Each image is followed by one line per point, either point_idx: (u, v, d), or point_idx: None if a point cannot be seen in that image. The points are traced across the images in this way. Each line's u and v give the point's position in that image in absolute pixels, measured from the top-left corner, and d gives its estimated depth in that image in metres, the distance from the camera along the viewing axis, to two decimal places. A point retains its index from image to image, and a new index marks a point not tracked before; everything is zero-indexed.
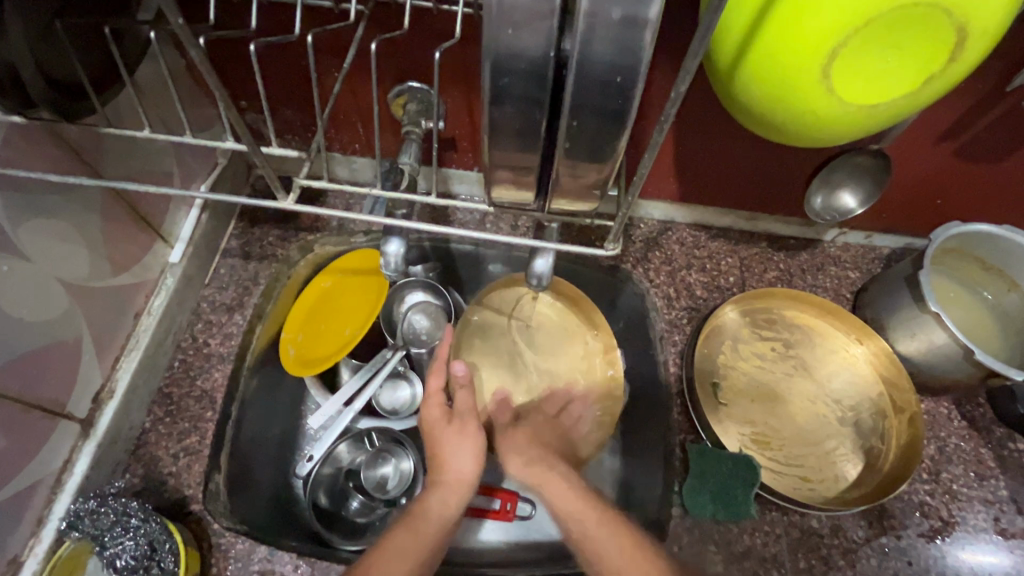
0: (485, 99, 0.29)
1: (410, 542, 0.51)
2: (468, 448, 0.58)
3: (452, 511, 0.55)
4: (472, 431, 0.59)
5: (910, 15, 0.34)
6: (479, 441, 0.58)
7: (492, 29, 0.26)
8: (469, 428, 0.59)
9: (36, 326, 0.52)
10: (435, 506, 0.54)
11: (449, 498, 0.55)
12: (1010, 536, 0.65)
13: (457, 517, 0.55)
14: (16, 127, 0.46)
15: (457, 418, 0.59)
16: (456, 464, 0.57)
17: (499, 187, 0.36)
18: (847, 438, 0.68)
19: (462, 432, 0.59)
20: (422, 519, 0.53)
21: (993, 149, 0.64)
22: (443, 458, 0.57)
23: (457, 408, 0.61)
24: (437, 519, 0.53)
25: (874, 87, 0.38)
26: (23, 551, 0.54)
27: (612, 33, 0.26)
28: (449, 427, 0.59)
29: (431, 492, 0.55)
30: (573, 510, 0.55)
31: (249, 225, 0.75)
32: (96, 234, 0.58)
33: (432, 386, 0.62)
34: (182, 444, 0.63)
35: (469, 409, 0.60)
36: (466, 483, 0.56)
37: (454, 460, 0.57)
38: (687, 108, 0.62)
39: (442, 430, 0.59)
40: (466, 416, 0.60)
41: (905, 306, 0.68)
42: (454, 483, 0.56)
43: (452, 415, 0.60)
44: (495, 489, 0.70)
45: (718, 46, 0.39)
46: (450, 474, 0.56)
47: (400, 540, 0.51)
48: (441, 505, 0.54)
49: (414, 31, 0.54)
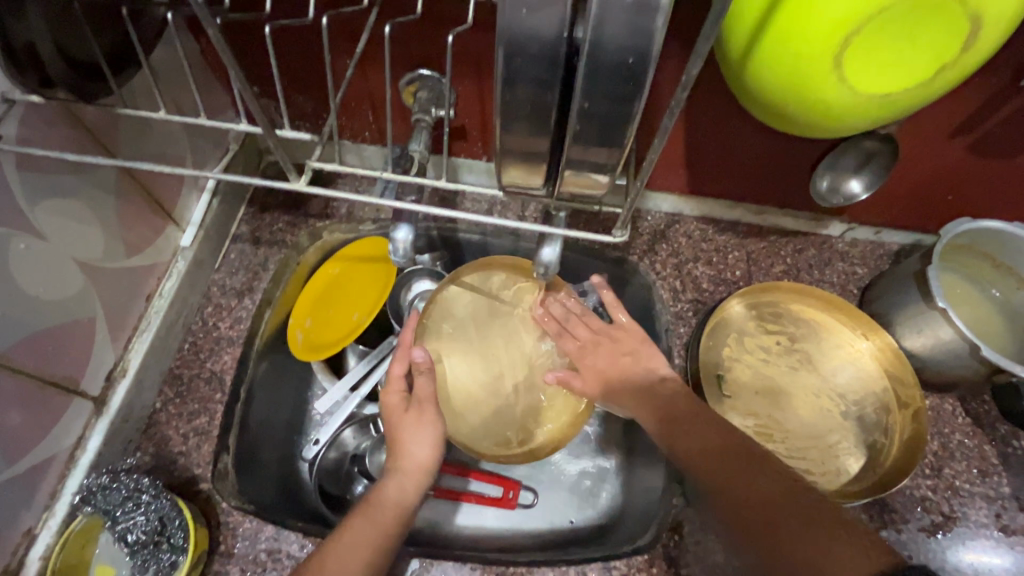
0: (499, 81, 0.29)
1: (368, 530, 0.52)
2: (428, 435, 0.59)
3: (410, 498, 0.56)
4: (432, 419, 0.59)
5: (924, 2, 0.34)
6: (438, 429, 0.59)
7: (508, 11, 0.27)
8: (429, 415, 0.59)
9: (52, 304, 0.53)
10: (393, 494, 0.55)
11: (408, 486, 0.57)
12: (1012, 532, 0.65)
13: (415, 502, 0.57)
14: (33, 107, 0.47)
15: (416, 406, 0.60)
16: (413, 453, 0.58)
17: (509, 171, 0.37)
18: (850, 433, 0.68)
19: (420, 421, 0.59)
20: (380, 509, 0.54)
21: (1008, 144, 0.63)
22: (403, 445, 0.58)
23: (416, 395, 0.60)
24: (395, 509, 0.55)
25: (886, 76, 0.37)
26: (37, 524, 0.56)
27: (625, 15, 0.26)
28: (408, 415, 0.59)
29: (390, 480, 0.56)
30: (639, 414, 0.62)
31: (259, 210, 0.75)
32: (110, 215, 0.59)
33: (394, 372, 0.61)
34: (191, 424, 0.64)
35: (429, 397, 0.60)
36: (424, 470, 0.58)
37: (414, 448, 0.58)
38: (696, 99, 0.62)
39: (403, 417, 0.59)
40: (426, 403, 0.60)
41: (912, 302, 0.68)
42: (413, 471, 0.57)
43: (411, 401, 0.60)
44: (469, 470, 0.72)
45: (731, 34, 0.39)
46: (409, 461, 0.58)
47: (360, 529, 0.52)
48: (398, 494, 0.56)
49: (427, 17, 0.54)
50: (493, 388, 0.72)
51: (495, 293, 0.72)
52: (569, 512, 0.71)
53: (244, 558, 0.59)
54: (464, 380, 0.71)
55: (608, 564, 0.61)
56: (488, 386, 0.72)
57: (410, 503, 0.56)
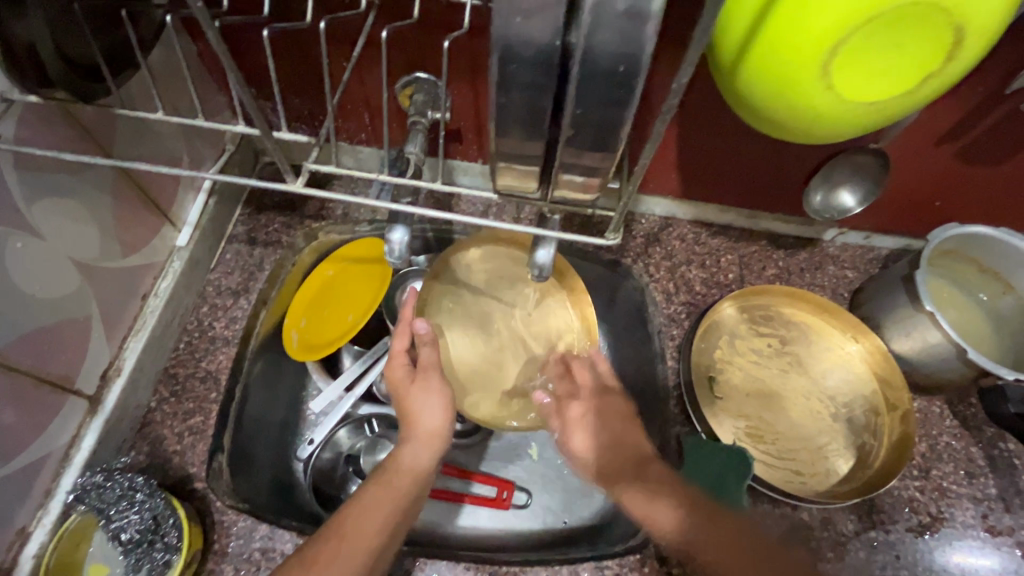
0: (493, 86, 0.30)
1: (386, 493, 0.54)
2: (436, 400, 0.60)
3: (425, 463, 0.58)
4: (437, 385, 0.60)
5: (910, 12, 0.35)
6: (444, 395, 0.60)
7: (502, 18, 0.27)
8: (434, 383, 0.60)
9: (47, 303, 0.53)
10: (407, 459, 0.57)
11: (422, 451, 0.58)
12: (998, 533, 0.66)
13: (429, 467, 0.58)
14: (31, 106, 0.47)
15: (421, 375, 0.60)
16: (424, 420, 0.59)
17: (504, 175, 0.37)
18: (840, 434, 0.69)
19: (428, 389, 0.60)
20: (395, 473, 0.56)
21: (993, 152, 0.64)
22: (413, 413, 0.59)
23: (420, 364, 0.60)
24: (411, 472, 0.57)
25: (872, 84, 0.38)
26: (31, 522, 0.56)
27: (617, 23, 0.26)
28: (415, 385, 0.60)
29: (404, 446, 0.58)
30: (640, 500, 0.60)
31: (255, 211, 0.76)
32: (107, 215, 0.59)
33: (395, 347, 0.61)
34: (186, 423, 0.64)
35: (433, 364, 0.61)
36: (437, 435, 0.59)
37: (424, 415, 0.59)
38: (689, 103, 0.63)
39: (412, 386, 0.60)
40: (430, 371, 0.60)
41: (901, 306, 0.69)
42: (426, 438, 0.58)
43: (416, 371, 0.61)
44: (473, 473, 0.73)
45: (722, 39, 0.40)
46: (421, 428, 0.58)
47: (377, 493, 0.54)
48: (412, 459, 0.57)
49: (423, 21, 0.55)
50: (494, 359, 0.73)
51: (491, 269, 0.75)
52: (562, 512, 0.72)
53: (239, 557, 0.60)
54: (466, 354, 0.73)
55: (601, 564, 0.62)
56: (490, 359, 0.74)
57: (426, 467, 0.58)
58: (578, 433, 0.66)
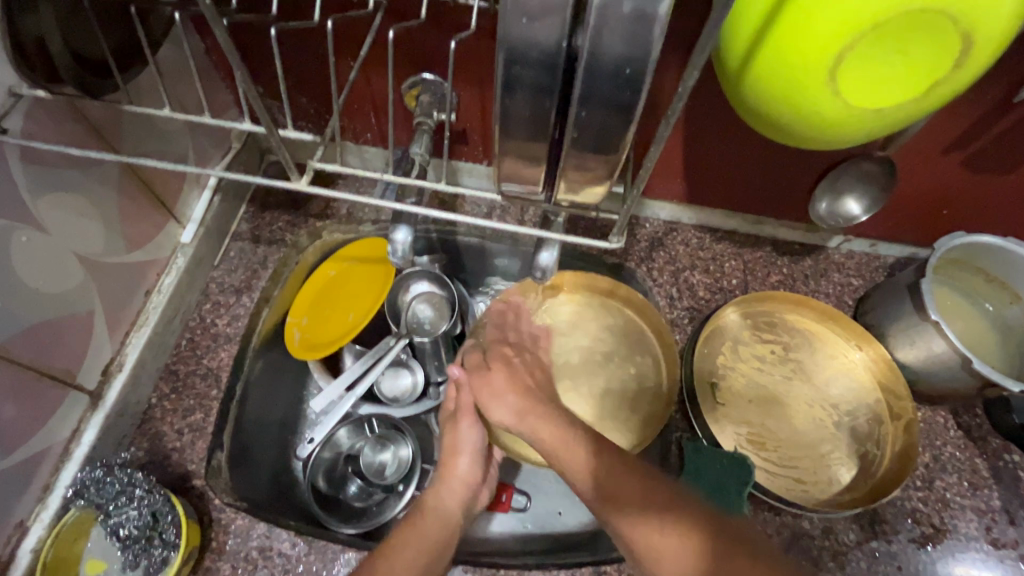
0: (498, 87, 0.30)
1: (414, 534, 0.55)
2: (466, 449, 0.62)
3: (451, 508, 0.59)
4: (469, 432, 0.63)
5: (917, 21, 0.34)
6: (479, 436, 0.63)
7: (508, 18, 0.27)
8: (465, 425, 0.63)
9: (50, 298, 0.53)
10: (431, 500, 0.60)
11: (447, 494, 0.60)
12: (1001, 546, 0.66)
13: (458, 514, 0.59)
14: (40, 102, 0.47)
15: (458, 416, 0.64)
16: (457, 466, 0.61)
17: (508, 176, 0.37)
18: (842, 443, 0.69)
19: (457, 428, 0.63)
20: (423, 515, 0.58)
21: (1002, 160, 0.64)
22: (443, 457, 0.62)
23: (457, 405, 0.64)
24: (439, 515, 0.58)
25: (880, 91, 0.38)
26: (29, 516, 0.56)
27: (624, 25, 0.26)
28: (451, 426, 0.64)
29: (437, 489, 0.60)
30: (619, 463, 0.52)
31: (259, 209, 0.76)
32: (111, 210, 0.59)
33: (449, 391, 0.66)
34: (186, 420, 0.64)
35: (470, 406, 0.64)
36: (464, 482, 0.61)
37: (453, 459, 0.62)
38: (696, 108, 0.63)
39: (450, 429, 0.64)
40: (464, 411, 0.63)
41: (905, 314, 0.68)
42: (457, 484, 0.61)
43: (451, 419, 0.64)
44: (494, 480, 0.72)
45: (729, 47, 0.40)
46: (453, 473, 0.61)
47: (407, 533, 0.55)
48: (442, 501, 0.59)
49: (431, 24, 0.55)
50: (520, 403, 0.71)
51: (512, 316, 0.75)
52: (561, 516, 0.72)
53: (236, 555, 0.60)
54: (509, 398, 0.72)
55: (598, 568, 0.63)
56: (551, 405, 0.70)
57: (454, 510, 0.59)
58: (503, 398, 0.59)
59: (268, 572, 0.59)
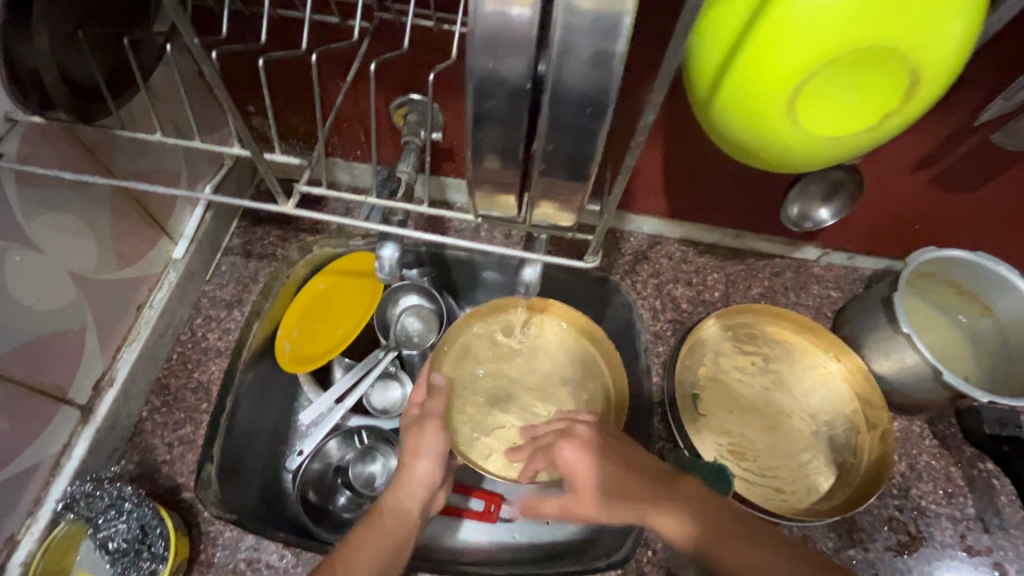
0: (470, 120, 0.32)
1: (372, 536, 0.54)
2: (427, 450, 0.61)
3: (410, 508, 0.58)
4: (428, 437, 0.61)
5: (870, 58, 0.35)
6: (441, 440, 0.61)
7: (478, 58, 0.29)
8: (430, 428, 0.61)
9: (43, 315, 0.54)
10: (389, 500, 0.58)
11: (404, 493, 0.59)
12: (976, 552, 0.67)
13: (416, 514, 0.58)
14: (37, 127, 0.49)
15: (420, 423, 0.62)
16: (417, 467, 0.60)
17: (484, 201, 0.39)
18: (821, 452, 0.70)
19: (422, 432, 0.61)
20: (381, 513, 0.57)
21: (968, 178, 0.66)
22: (405, 460, 0.61)
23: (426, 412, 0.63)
24: (391, 522, 0.56)
25: (837, 120, 0.39)
26: (20, 530, 0.56)
27: (584, 66, 0.28)
28: (411, 430, 0.62)
29: (391, 488, 0.59)
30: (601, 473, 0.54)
31: (252, 224, 0.78)
32: (104, 228, 0.60)
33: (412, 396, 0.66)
34: (176, 434, 0.66)
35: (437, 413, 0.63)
36: (425, 484, 0.60)
37: (414, 462, 0.60)
38: (673, 127, 0.65)
39: (414, 433, 0.62)
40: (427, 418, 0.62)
41: (879, 327, 0.71)
42: (416, 484, 0.59)
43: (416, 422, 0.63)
44: (472, 489, 0.74)
45: (696, 75, 0.42)
46: (410, 476, 0.59)
47: (365, 535, 0.54)
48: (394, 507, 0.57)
49: (416, 48, 0.57)
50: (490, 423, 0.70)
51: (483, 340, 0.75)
52: (547, 528, 0.73)
53: (224, 567, 0.60)
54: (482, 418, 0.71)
55: None
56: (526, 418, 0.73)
57: (409, 513, 0.58)
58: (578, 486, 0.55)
59: None
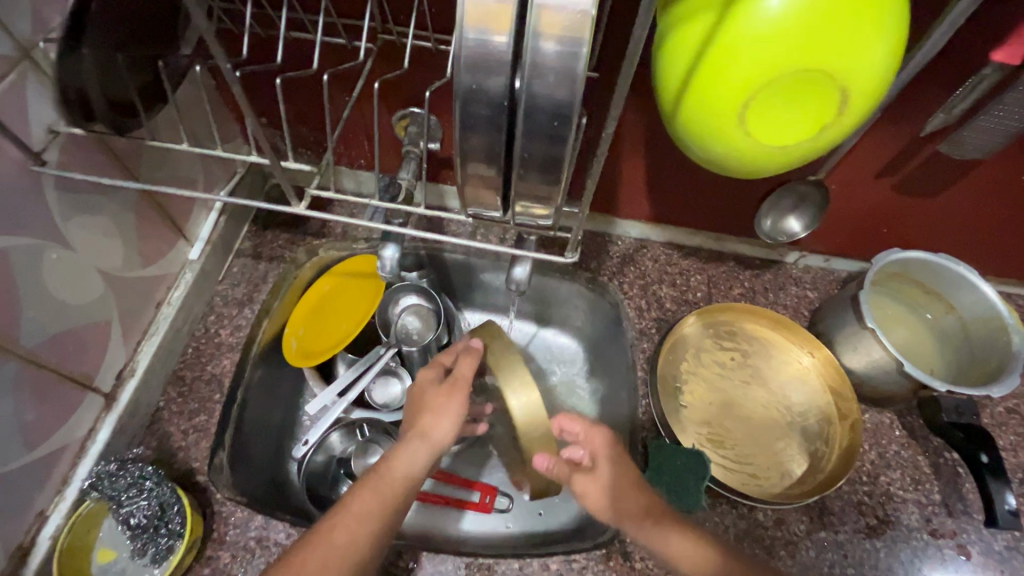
0: (458, 130, 0.37)
1: (372, 503, 0.56)
2: (450, 410, 0.61)
3: (416, 471, 0.59)
4: (456, 395, 0.61)
5: (803, 79, 0.41)
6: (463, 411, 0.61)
7: (465, 78, 0.35)
8: (459, 393, 0.61)
9: (75, 308, 0.59)
10: (399, 466, 0.59)
11: (413, 459, 0.59)
12: (941, 536, 0.71)
13: (420, 474, 0.59)
14: (75, 138, 0.54)
15: (453, 384, 0.62)
16: (437, 425, 0.60)
17: (473, 202, 0.44)
18: (794, 441, 0.75)
19: (450, 394, 0.61)
20: (385, 479, 0.58)
21: (927, 186, 0.72)
22: (426, 416, 0.61)
23: (459, 375, 0.62)
24: (399, 477, 0.58)
25: (783, 132, 0.45)
26: (49, 506, 0.60)
27: (552, 85, 0.34)
28: (440, 393, 0.62)
29: (399, 450, 0.60)
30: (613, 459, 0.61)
31: (262, 229, 0.84)
32: (131, 229, 0.66)
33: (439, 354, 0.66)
34: (191, 422, 0.70)
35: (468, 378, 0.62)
36: (437, 444, 0.60)
37: (435, 420, 0.60)
38: (652, 137, 0.71)
39: (434, 392, 0.62)
40: (460, 379, 0.62)
41: (849, 323, 0.75)
42: (425, 445, 0.60)
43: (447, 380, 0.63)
44: (475, 482, 0.79)
45: (660, 95, 0.47)
46: (425, 435, 0.60)
47: (365, 502, 0.56)
48: (402, 463, 0.59)
49: (417, 66, 0.63)
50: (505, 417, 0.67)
51: None
52: (538, 518, 0.78)
53: (235, 544, 0.64)
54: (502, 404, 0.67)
55: (569, 557, 0.66)
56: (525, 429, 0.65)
57: (419, 469, 0.59)
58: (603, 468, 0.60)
59: (265, 561, 0.64)
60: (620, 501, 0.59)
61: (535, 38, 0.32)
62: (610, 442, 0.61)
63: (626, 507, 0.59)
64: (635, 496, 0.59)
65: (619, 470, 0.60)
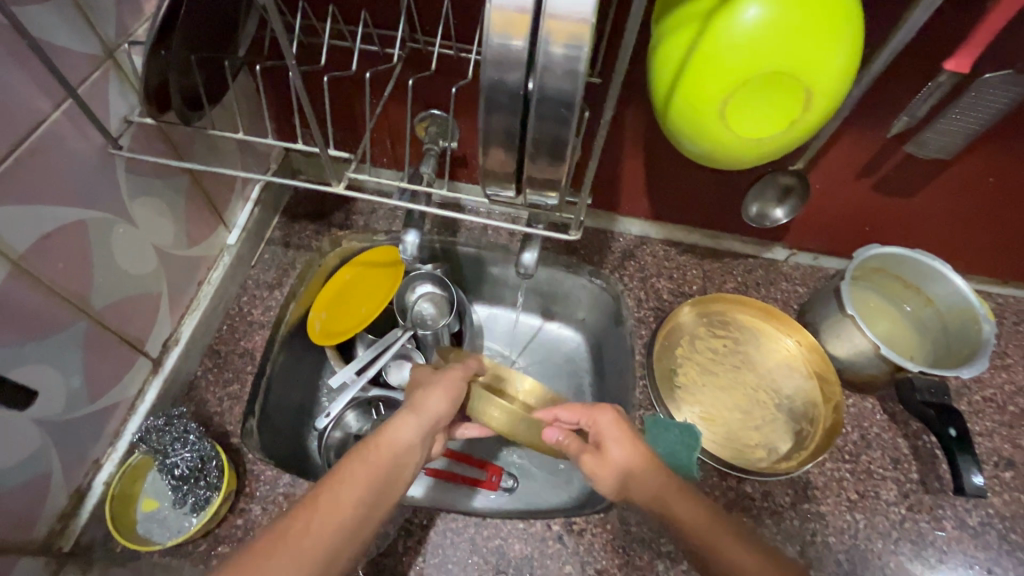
0: (481, 117, 0.44)
1: (362, 470, 0.55)
2: (440, 387, 0.66)
3: (405, 439, 0.59)
4: (447, 379, 0.67)
5: (775, 81, 0.48)
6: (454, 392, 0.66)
7: (489, 73, 0.42)
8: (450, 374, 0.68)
9: (134, 277, 0.67)
10: (388, 434, 0.59)
11: (403, 428, 0.60)
12: (918, 510, 0.76)
13: (411, 446, 0.59)
14: (142, 127, 0.62)
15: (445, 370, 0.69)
16: (429, 399, 0.64)
17: (490, 182, 0.51)
18: (780, 421, 0.81)
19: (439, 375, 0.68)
20: (376, 445, 0.58)
21: (902, 187, 0.78)
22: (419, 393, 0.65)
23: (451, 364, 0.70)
24: (394, 444, 0.58)
25: (759, 127, 0.52)
26: (103, 456, 0.67)
27: (560, 78, 0.41)
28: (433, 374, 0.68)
29: (389, 422, 0.61)
30: (618, 439, 0.64)
31: (291, 220, 0.92)
32: (181, 212, 0.73)
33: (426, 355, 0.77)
34: (226, 390, 0.77)
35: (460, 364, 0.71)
36: (431, 415, 0.63)
37: (428, 392, 0.65)
38: (650, 139, 0.78)
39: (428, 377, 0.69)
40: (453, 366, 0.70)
41: (832, 312, 0.80)
42: (413, 414, 0.62)
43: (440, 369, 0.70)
44: (485, 462, 0.85)
45: (654, 97, 0.55)
46: (418, 406, 0.63)
47: (355, 470, 0.54)
48: (396, 433, 0.59)
49: (440, 71, 0.71)
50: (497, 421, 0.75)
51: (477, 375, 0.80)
52: (542, 494, 0.84)
53: (265, 499, 0.70)
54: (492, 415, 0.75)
55: (569, 520, 0.72)
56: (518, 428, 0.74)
57: (411, 439, 0.60)
58: (613, 445, 0.63)
59: None
60: (633, 482, 0.61)
61: (546, 43, 0.40)
62: (618, 432, 0.64)
63: (636, 487, 0.61)
64: (645, 474, 0.61)
65: (628, 451, 0.63)
